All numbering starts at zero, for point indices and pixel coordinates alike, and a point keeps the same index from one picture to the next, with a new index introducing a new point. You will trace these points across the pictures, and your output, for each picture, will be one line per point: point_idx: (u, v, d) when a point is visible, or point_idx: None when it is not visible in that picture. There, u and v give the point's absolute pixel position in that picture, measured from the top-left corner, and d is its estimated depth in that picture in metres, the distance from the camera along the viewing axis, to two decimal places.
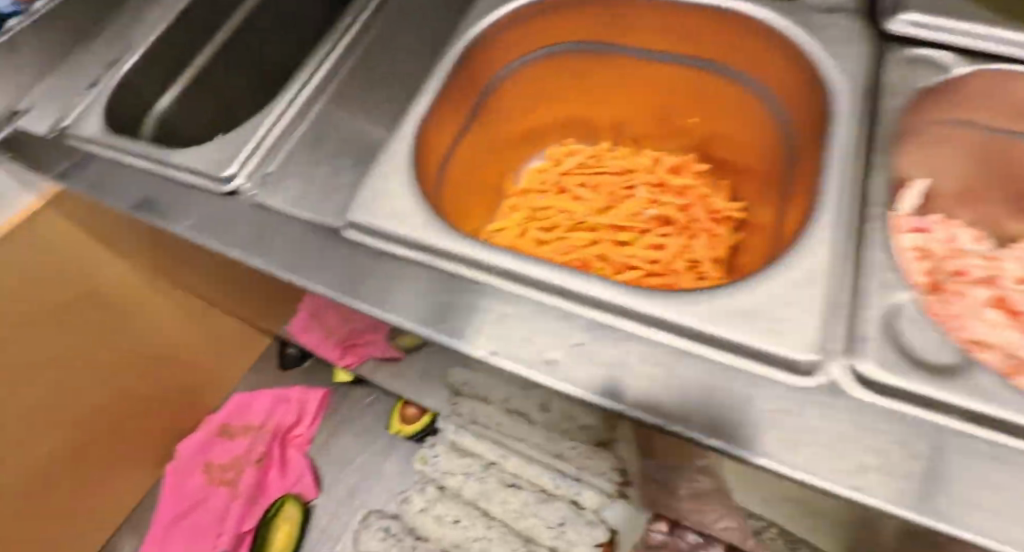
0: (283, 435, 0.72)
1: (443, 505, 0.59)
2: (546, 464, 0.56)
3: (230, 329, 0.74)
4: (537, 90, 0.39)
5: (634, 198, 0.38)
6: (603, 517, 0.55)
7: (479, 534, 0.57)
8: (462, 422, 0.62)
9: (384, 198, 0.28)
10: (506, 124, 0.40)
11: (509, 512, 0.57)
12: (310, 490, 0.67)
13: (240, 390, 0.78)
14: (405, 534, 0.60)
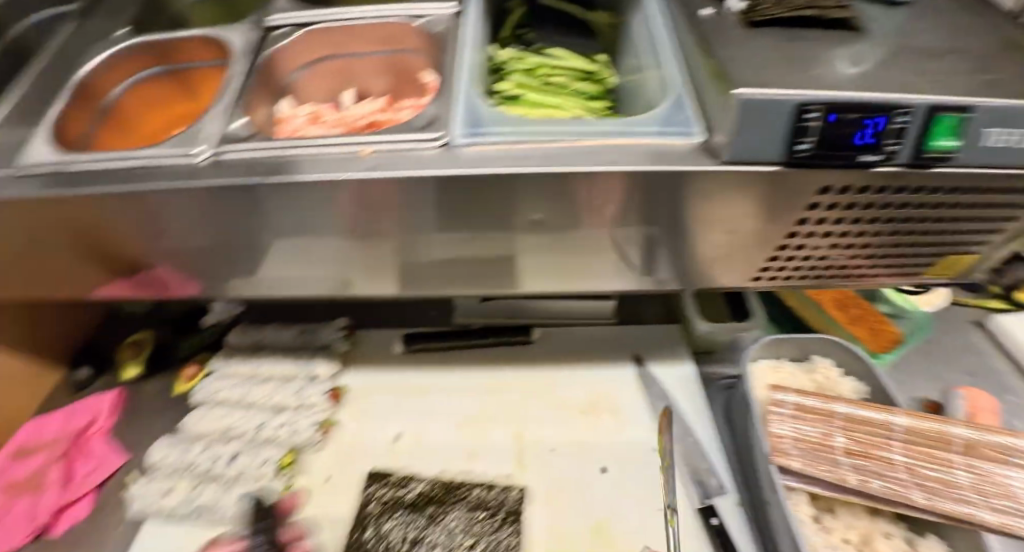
0: (82, 433, 0.83)
1: (217, 409, 0.78)
2: (287, 357, 0.83)
3: (23, 372, 0.88)
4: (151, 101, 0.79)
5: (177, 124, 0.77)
6: (329, 377, 0.81)
7: (244, 417, 0.75)
8: (225, 359, 0.85)
9: None
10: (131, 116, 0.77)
11: (262, 397, 0.78)
12: (116, 458, 0.80)
13: (38, 417, 0.87)
14: (187, 441, 0.75)
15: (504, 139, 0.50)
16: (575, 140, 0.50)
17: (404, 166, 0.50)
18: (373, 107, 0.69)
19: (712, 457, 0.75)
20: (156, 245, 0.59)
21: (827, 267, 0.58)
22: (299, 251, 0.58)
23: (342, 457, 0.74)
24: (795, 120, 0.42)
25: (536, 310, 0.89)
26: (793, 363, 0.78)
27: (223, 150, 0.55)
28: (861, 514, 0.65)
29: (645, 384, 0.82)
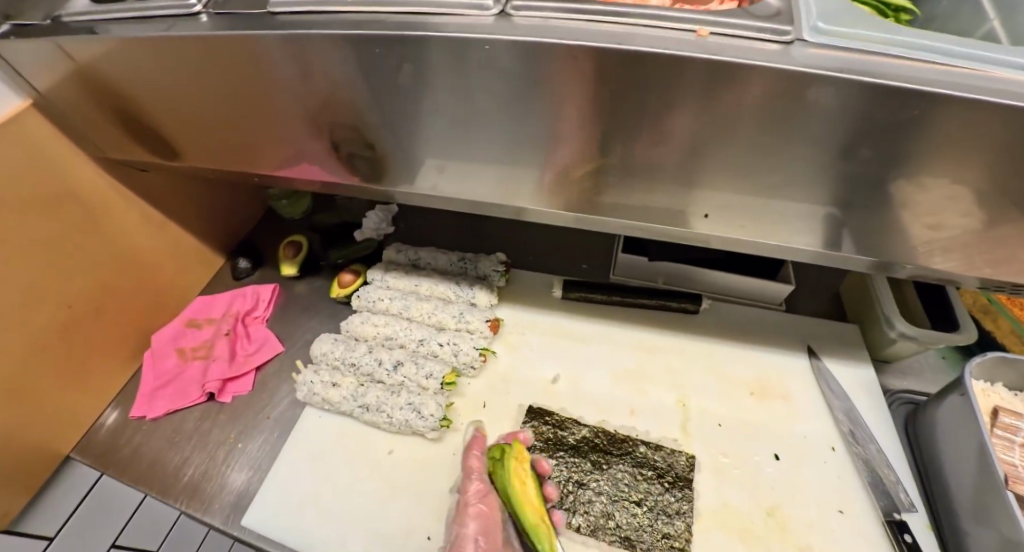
0: (243, 317, 0.85)
1: (377, 316, 0.77)
2: (445, 280, 0.80)
3: (189, 248, 0.86)
4: None
5: None
6: (486, 306, 0.79)
7: (407, 328, 0.74)
8: (383, 272, 0.81)
9: None
10: None
11: (421, 314, 0.76)
12: (274, 346, 0.82)
13: (201, 295, 0.89)
14: (350, 339, 0.75)
15: (846, 47, 0.47)
16: (923, 57, 0.46)
17: (720, 53, 0.46)
18: None
19: (897, 469, 0.67)
20: (397, 123, 0.59)
21: None
22: (541, 153, 0.59)
23: (499, 387, 0.72)
24: None
25: (705, 280, 0.82)
26: (1010, 391, 0.69)
27: (517, 7, 0.50)
28: None
29: (820, 378, 0.75)
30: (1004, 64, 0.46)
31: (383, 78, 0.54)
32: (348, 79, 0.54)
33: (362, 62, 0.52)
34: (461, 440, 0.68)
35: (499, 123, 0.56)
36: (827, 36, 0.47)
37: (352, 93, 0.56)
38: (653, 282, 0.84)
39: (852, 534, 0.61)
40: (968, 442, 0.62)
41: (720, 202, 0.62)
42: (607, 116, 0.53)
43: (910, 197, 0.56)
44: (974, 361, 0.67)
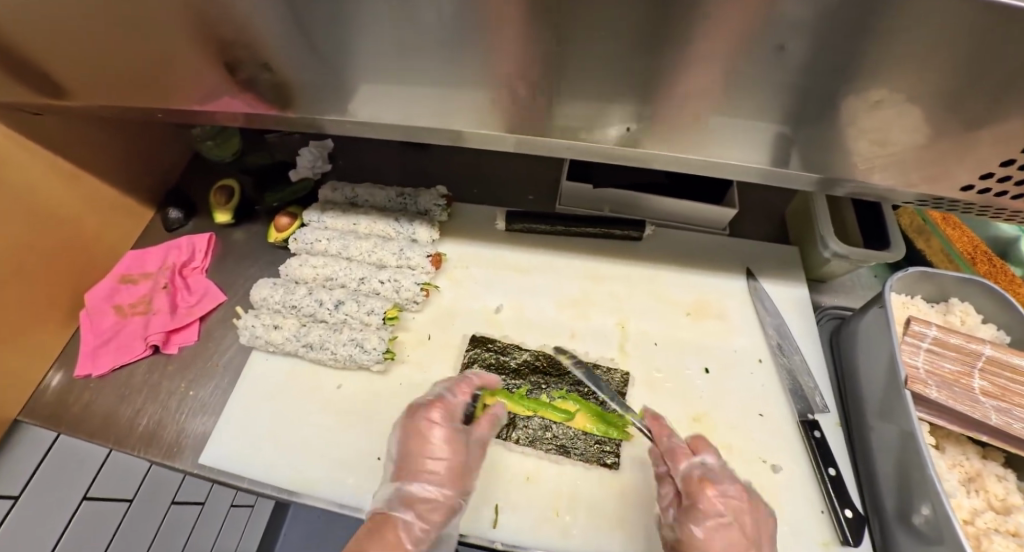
0: (181, 268, 0.82)
1: (316, 258, 0.76)
2: (385, 217, 0.79)
3: (111, 198, 0.81)
4: None
5: None
6: (428, 242, 0.78)
7: (347, 267, 0.74)
8: (319, 213, 0.79)
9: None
10: None
11: (362, 252, 0.76)
12: (217, 294, 0.81)
13: (134, 249, 0.86)
14: (290, 283, 0.75)
15: None
16: None
17: None
18: None
19: (816, 376, 0.72)
20: (302, 42, 0.55)
21: None
22: (461, 66, 0.57)
23: (444, 319, 0.74)
24: None
25: (648, 207, 0.82)
26: (929, 303, 0.73)
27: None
28: (970, 450, 0.63)
29: (754, 297, 0.78)
30: None
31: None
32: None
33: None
34: (408, 372, 0.70)
35: (410, 32, 0.53)
36: None
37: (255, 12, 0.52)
38: (599, 211, 0.84)
39: (769, 434, 0.67)
40: (877, 350, 0.67)
41: (646, 117, 0.61)
42: (516, 19, 0.50)
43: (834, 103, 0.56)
44: (893, 277, 0.71)
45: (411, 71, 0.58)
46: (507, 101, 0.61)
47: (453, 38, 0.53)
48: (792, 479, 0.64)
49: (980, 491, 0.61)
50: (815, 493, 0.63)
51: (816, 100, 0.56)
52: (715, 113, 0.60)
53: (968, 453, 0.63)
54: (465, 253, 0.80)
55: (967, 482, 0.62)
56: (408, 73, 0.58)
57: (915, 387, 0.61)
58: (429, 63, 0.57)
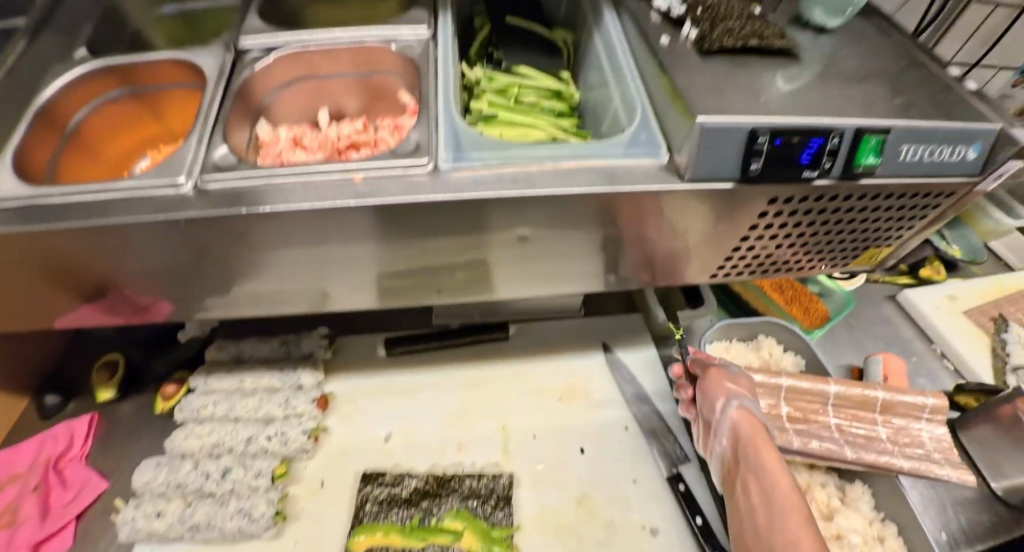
0: (55, 460, 0.78)
1: (201, 426, 0.76)
2: (269, 369, 0.81)
3: None
4: (126, 119, 0.77)
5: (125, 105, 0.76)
6: (314, 385, 0.81)
7: (231, 431, 0.75)
8: (204, 377, 0.80)
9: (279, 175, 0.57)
10: (108, 138, 0.76)
11: (246, 411, 0.77)
12: (97, 483, 0.77)
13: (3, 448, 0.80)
14: (175, 459, 0.74)
15: (486, 167, 0.57)
16: (534, 164, 0.58)
17: (344, 171, 0.57)
18: (352, 128, 0.73)
19: (677, 430, 0.83)
20: (135, 257, 0.58)
21: (770, 259, 0.72)
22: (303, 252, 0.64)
23: (336, 460, 0.76)
24: (750, 146, 0.53)
25: (512, 308, 0.93)
26: (744, 343, 0.89)
27: (209, 180, 0.56)
28: (800, 469, 0.76)
29: (614, 369, 0.89)
30: (594, 154, 0.59)
31: (129, 237, 0.55)
32: (95, 241, 0.55)
33: (103, 231, 0.54)
34: (302, 528, 0.70)
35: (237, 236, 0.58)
36: (464, 163, 0.57)
37: (100, 252, 0.56)
38: (469, 318, 0.93)
39: (644, 497, 0.75)
40: None
41: None
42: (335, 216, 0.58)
43: None
44: (708, 331, 0.87)
45: None
46: None
47: None
48: (670, 537, 0.71)
49: (813, 502, 0.73)
50: (689, 543, 0.71)
51: None
52: None
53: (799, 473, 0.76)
54: (356, 386, 0.84)
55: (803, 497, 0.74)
56: None
57: None
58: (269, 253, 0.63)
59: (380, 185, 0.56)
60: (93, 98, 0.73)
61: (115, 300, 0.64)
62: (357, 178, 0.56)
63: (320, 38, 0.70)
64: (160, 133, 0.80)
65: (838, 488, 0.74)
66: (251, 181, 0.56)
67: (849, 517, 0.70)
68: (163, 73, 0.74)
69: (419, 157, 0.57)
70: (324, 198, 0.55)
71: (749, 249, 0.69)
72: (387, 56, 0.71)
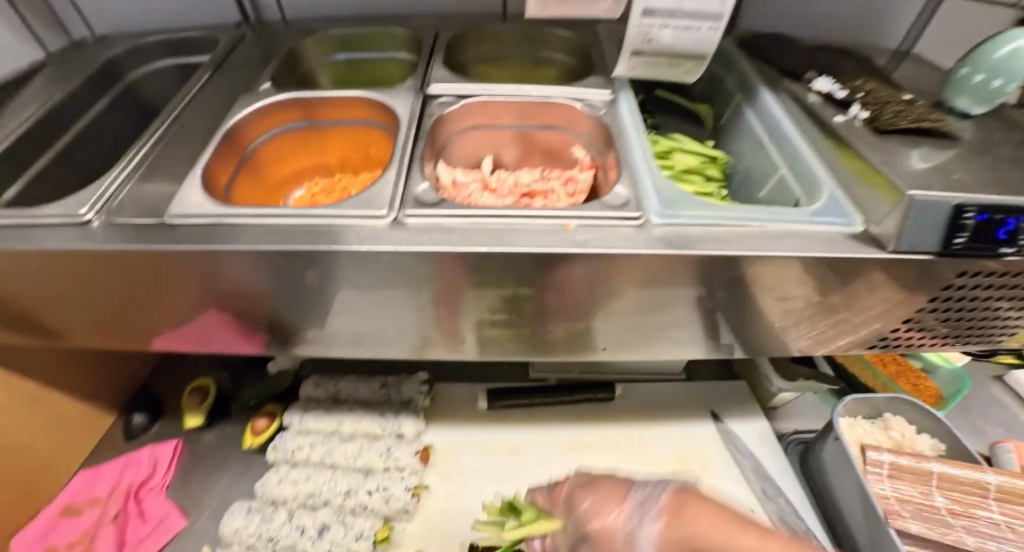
0: (136, 490, 0.76)
1: (296, 472, 0.71)
2: (370, 413, 0.77)
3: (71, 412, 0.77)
4: (293, 146, 0.76)
5: (296, 133, 0.75)
6: (414, 435, 0.76)
7: (330, 482, 0.69)
8: (301, 414, 0.76)
9: (471, 215, 0.55)
10: (272, 166, 0.75)
11: (345, 458, 0.72)
12: (175, 521, 0.73)
13: (83, 470, 0.79)
14: (268, 507, 0.68)
15: (699, 224, 0.57)
16: (741, 226, 0.57)
17: (559, 216, 0.56)
18: (529, 177, 0.71)
19: (805, 517, 0.75)
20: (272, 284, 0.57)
21: (932, 334, 0.71)
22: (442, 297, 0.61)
23: (437, 525, 0.70)
24: (955, 219, 0.53)
25: (615, 366, 0.88)
26: (869, 421, 0.82)
27: (410, 215, 0.55)
28: None
29: (727, 441, 0.83)
30: (803, 220, 0.58)
31: (285, 266, 0.54)
32: (253, 267, 0.54)
33: (265, 261, 0.53)
34: None
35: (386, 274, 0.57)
36: (676, 218, 0.56)
37: (254, 278, 0.56)
38: (569, 374, 0.88)
39: None
40: (847, 477, 0.72)
41: None
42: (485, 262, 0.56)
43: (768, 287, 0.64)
44: (836, 406, 0.81)
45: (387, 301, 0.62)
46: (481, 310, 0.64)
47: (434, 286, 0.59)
48: None
49: None
50: None
51: None
52: None
53: None
54: (465, 445, 0.78)
55: None
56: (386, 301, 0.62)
57: (897, 523, 0.65)
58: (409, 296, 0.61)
59: (595, 229, 0.55)
60: (272, 125, 0.73)
61: (258, 330, 0.65)
62: (572, 224, 0.55)
63: (511, 91, 0.71)
64: (319, 165, 0.79)
65: None
66: (456, 219, 0.55)
67: None
68: (338, 107, 0.73)
69: (631, 211, 0.57)
70: (539, 242, 0.53)
71: (915, 324, 0.68)
72: (573, 111, 0.71)
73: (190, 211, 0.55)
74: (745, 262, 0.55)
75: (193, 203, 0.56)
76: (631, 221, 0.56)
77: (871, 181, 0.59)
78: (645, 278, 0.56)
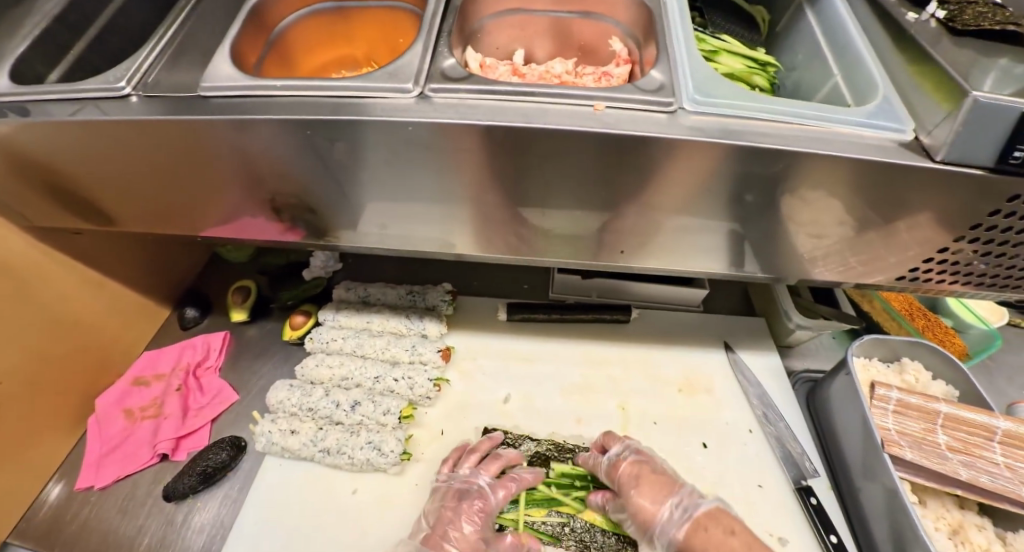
0: (194, 369, 0.85)
1: (331, 357, 0.78)
2: (396, 314, 0.83)
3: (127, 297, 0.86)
4: (318, 38, 0.76)
5: (323, 20, 0.76)
6: (437, 336, 0.82)
7: (361, 366, 0.77)
8: (334, 312, 0.83)
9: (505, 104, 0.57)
10: (301, 53, 0.75)
11: (376, 348, 0.79)
12: (227, 395, 0.83)
13: (148, 350, 0.89)
14: (306, 384, 0.76)
15: (733, 112, 0.57)
16: (776, 118, 0.57)
17: (590, 97, 0.58)
18: (562, 68, 0.72)
19: (804, 444, 0.78)
20: (314, 162, 0.61)
21: (971, 269, 0.70)
22: (471, 196, 0.65)
23: (456, 412, 0.76)
24: (1018, 128, 0.50)
25: (633, 291, 0.91)
26: (884, 363, 0.83)
27: (436, 90, 0.58)
28: (950, 504, 0.70)
29: (736, 369, 0.85)
30: (844, 122, 0.58)
31: (326, 144, 0.58)
32: (295, 137, 0.58)
33: (303, 134, 0.57)
34: (423, 472, 0.71)
35: (420, 164, 0.60)
36: (709, 105, 0.57)
37: (289, 149, 0.59)
38: (588, 296, 0.92)
39: (770, 505, 0.71)
40: (852, 410, 0.74)
41: (633, 241, 0.71)
42: (511, 159, 0.59)
43: (792, 213, 0.64)
44: (852, 344, 0.81)
45: (419, 199, 0.66)
46: (507, 214, 0.68)
47: (465, 185, 0.63)
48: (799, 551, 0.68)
49: (966, 543, 0.66)
50: None
51: (785, 208, 0.64)
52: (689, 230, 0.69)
53: (951, 509, 0.69)
54: (484, 348, 0.84)
55: (952, 535, 0.67)
56: (419, 199, 0.66)
57: (893, 451, 0.67)
58: (440, 195, 0.65)
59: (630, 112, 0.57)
60: (299, 8, 0.74)
61: (297, 217, 0.71)
62: (600, 105, 0.57)
63: None
64: (347, 60, 0.78)
65: (998, 534, 0.67)
66: (486, 96, 0.57)
67: None
68: None
69: (666, 95, 0.58)
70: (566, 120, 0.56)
71: (951, 257, 0.67)
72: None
73: (220, 82, 0.58)
74: (770, 159, 0.56)
75: (221, 73, 0.59)
76: (663, 109, 0.57)
77: (927, 84, 0.58)
78: (674, 164, 0.58)
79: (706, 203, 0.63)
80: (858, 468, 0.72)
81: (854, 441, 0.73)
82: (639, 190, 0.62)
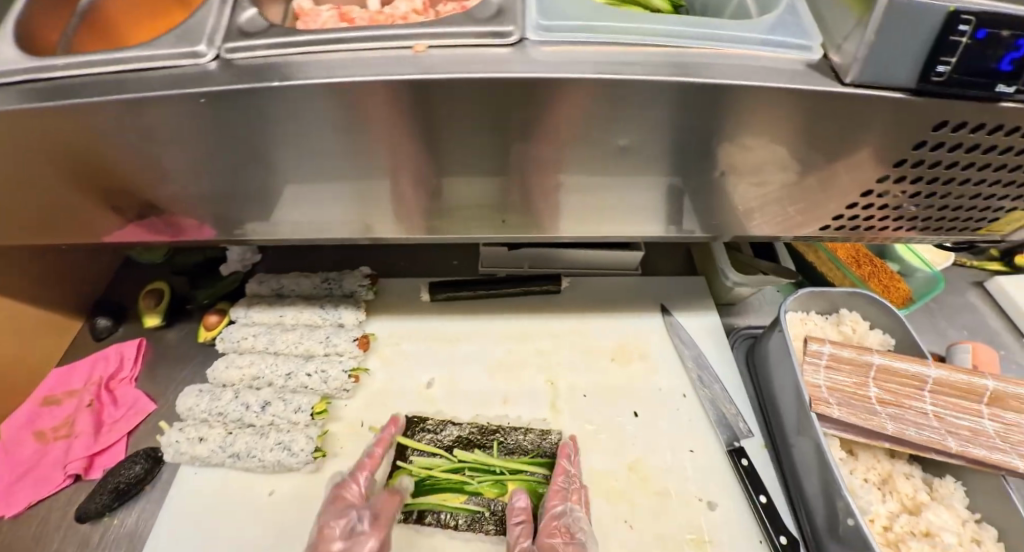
0: (107, 381, 0.81)
1: (242, 357, 0.74)
2: (310, 305, 0.79)
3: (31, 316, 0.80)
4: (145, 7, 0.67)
5: None
6: (355, 324, 0.78)
7: (272, 364, 0.73)
8: (245, 309, 0.78)
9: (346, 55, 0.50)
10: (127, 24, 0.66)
11: (288, 343, 0.75)
12: (145, 405, 0.79)
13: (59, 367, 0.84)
14: (217, 387, 0.73)
15: (584, 39, 0.51)
16: (640, 42, 0.51)
17: (408, 37, 0.51)
18: (409, 6, 0.64)
19: (739, 404, 0.76)
20: (167, 152, 0.55)
21: (899, 213, 0.66)
22: (352, 176, 0.59)
23: (376, 402, 0.73)
24: (946, 33, 0.44)
25: (564, 259, 0.86)
26: (822, 316, 0.80)
27: (233, 50, 0.51)
28: (881, 454, 0.69)
29: (672, 332, 0.82)
30: (730, 40, 0.52)
31: (174, 127, 0.52)
32: (91, 122, 0.51)
33: (118, 112, 0.50)
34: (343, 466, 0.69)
35: (285, 143, 0.55)
36: (554, 32, 0.51)
37: (96, 135, 0.53)
38: (519, 268, 0.88)
39: (700, 469, 0.70)
40: (785, 367, 0.72)
41: (540, 212, 0.66)
42: (380, 130, 0.53)
43: (699, 171, 0.60)
44: (787, 299, 0.78)
45: (299, 183, 0.60)
46: (397, 192, 0.62)
47: (342, 164, 0.57)
48: (729, 514, 0.67)
49: (893, 493, 0.66)
50: (750, 521, 0.66)
51: (690, 167, 0.59)
52: (597, 195, 0.64)
53: (882, 459, 0.68)
54: (408, 333, 0.80)
55: (881, 485, 0.67)
56: (298, 183, 0.60)
57: (819, 408, 0.65)
58: (320, 177, 0.59)
59: (447, 54, 0.51)
60: None
61: (150, 215, 0.64)
62: (420, 46, 0.50)
63: None
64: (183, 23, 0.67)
65: (926, 480, 0.67)
66: (279, 52, 0.51)
67: (940, 510, 0.63)
68: None
69: (505, 25, 0.51)
70: (374, 71, 0.49)
71: (877, 200, 0.63)
72: None
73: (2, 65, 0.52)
74: (667, 100, 0.51)
75: (3, 57, 0.52)
76: (499, 39, 0.51)
77: None
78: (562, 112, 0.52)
79: (606, 164, 0.58)
80: (790, 425, 0.70)
81: (786, 398, 0.71)
82: (529, 154, 0.57)
